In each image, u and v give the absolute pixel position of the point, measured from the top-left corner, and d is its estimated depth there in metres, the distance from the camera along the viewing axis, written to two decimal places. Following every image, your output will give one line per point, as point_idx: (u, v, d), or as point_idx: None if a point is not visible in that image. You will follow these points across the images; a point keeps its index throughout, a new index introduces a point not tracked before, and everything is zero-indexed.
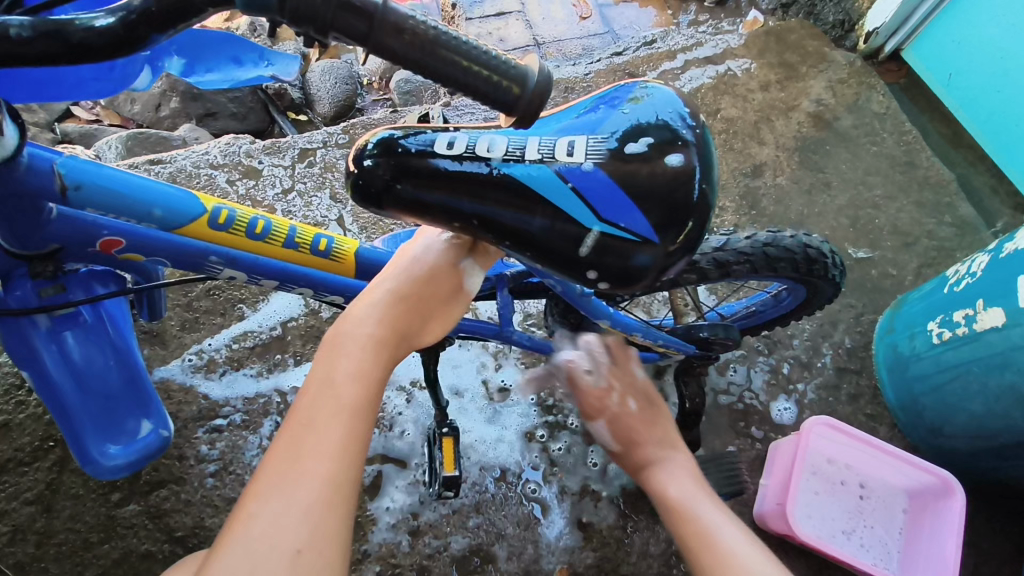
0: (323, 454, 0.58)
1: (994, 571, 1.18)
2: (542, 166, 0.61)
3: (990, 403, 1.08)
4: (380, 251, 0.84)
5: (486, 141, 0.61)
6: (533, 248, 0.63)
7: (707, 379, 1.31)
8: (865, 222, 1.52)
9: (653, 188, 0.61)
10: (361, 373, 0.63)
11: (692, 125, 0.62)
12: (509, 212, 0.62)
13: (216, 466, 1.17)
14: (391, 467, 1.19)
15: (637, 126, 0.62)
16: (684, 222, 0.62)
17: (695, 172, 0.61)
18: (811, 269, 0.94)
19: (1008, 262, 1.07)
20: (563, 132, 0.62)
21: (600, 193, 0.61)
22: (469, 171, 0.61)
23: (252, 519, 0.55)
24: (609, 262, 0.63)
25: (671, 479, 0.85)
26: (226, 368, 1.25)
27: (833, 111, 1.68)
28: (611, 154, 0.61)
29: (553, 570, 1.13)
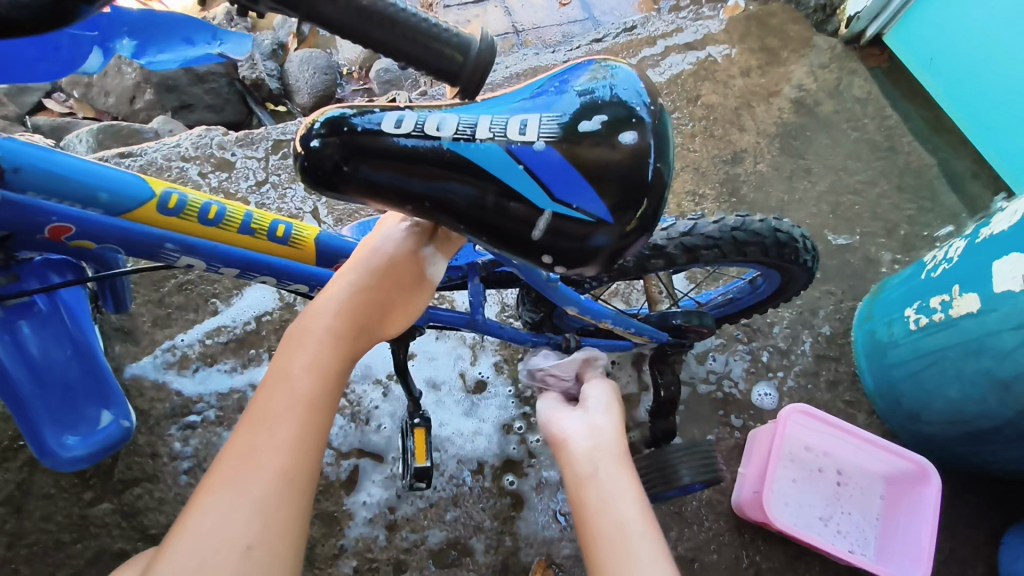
0: (276, 448, 0.56)
1: (971, 555, 1.19)
2: (493, 143, 0.59)
3: (965, 389, 1.07)
4: (343, 239, 0.83)
5: (436, 119, 0.60)
6: (487, 230, 0.62)
7: (685, 368, 1.31)
8: (845, 209, 1.51)
9: (608, 167, 0.59)
10: (317, 365, 0.62)
11: (648, 103, 0.61)
12: (461, 191, 0.60)
13: (190, 464, 1.15)
14: (368, 461, 1.18)
15: (591, 103, 0.60)
16: (639, 204, 0.60)
17: (650, 151, 0.60)
18: (782, 255, 0.93)
19: (984, 247, 1.06)
20: (516, 111, 0.61)
21: (554, 171, 0.59)
22: (418, 150, 0.59)
23: (202, 514, 0.54)
24: (564, 244, 0.61)
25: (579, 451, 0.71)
26: (200, 364, 1.23)
27: (814, 97, 1.66)
28: (563, 133, 0.59)
29: (532, 562, 1.12)
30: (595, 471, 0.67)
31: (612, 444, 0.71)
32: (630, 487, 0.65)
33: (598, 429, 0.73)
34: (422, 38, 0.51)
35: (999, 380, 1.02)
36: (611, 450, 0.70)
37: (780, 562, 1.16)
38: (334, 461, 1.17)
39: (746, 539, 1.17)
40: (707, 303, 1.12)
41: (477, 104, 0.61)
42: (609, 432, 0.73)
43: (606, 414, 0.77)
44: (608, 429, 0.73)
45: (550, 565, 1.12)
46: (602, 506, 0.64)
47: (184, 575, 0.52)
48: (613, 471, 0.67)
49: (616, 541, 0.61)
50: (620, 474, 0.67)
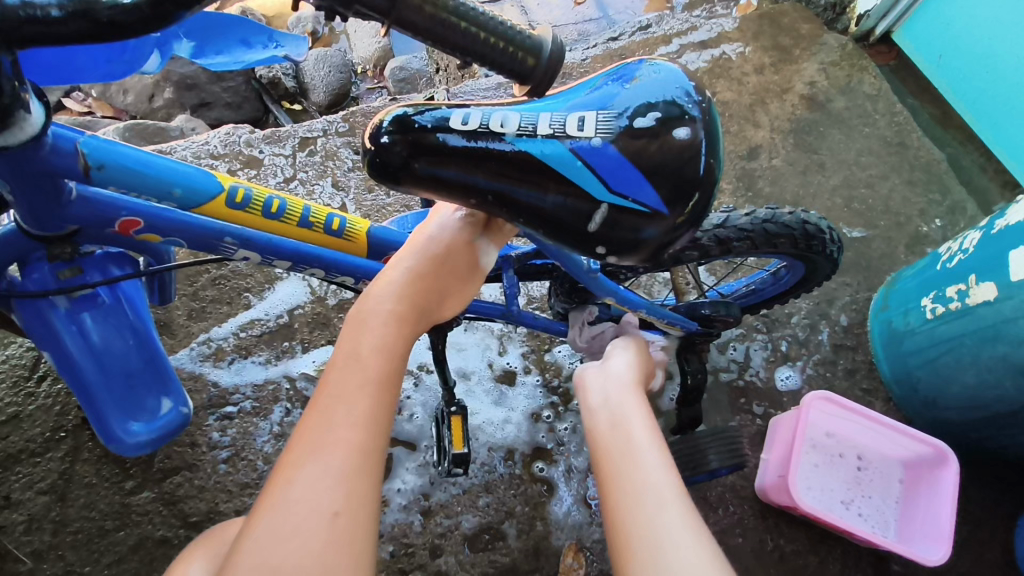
0: (353, 423, 0.59)
1: (986, 536, 1.23)
2: (554, 140, 0.62)
3: (982, 375, 1.11)
4: (392, 231, 0.86)
5: (500, 116, 0.62)
6: (546, 222, 0.65)
7: (707, 358, 1.34)
8: (859, 202, 1.55)
9: (662, 163, 0.62)
10: (384, 346, 0.64)
11: (698, 100, 0.64)
12: (522, 185, 0.63)
13: (228, 453, 1.18)
14: (401, 449, 1.21)
15: (646, 102, 0.63)
16: (691, 196, 0.64)
17: (702, 147, 0.63)
18: (810, 246, 0.96)
19: (999, 238, 1.10)
20: (574, 108, 0.63)
21: (612, 167, 0.62)
22: (484, 147, 0.62)
23: (288, 484, 0.57)
24: (618, 235, 0.65)
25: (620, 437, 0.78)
26: (235, 356, 1.26)
27: (826, 93, 1.70)
28: (621, 130, 0.62)
29: (563, 546, 1.16)
30: (612, 396, 0.83)
31: (624, 381, 0.86)
32: (640, 409, 0.81)
33: (612, 368, 0.89)
34: (499, 41, 0.54)
35: (1016, 364, 1.05)
36: (625, 380, 0.86)
37: (803, 545, 1.20)
38: None
39: (770, 523, 1.21)
40: (731, 294, 1.15)
41: (536, 101, 0.64)
42: (621, 371, 0.88)
43: (627, 357, 0.92)
44: (623, 368, 0.89)
45: (581, 548, 1.15)
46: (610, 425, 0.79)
47: (277, 540, 0.55)
48: (625, 395, 0.83)
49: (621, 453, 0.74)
50: (631, 397, 0.83)
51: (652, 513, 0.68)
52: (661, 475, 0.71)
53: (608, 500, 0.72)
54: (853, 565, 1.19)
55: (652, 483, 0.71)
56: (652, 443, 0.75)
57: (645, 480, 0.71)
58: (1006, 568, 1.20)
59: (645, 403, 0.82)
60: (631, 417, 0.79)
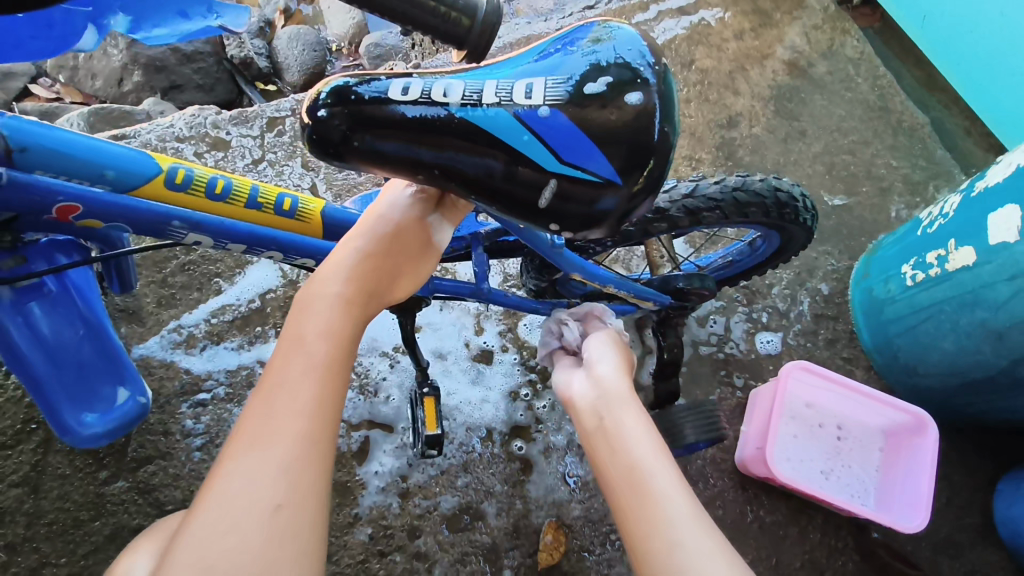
0: (296, 412, 0.59)
1: (966, 501, 1.23)
2: (499, 109, 0.60)
3: (961, 341, 1.10)
4: (348, 211, 0.84)
5: (442, 86, 0.60)
6: (496, 195, 0.63)
7: (686, 331, 1.32)
8: (841, 169, 1.52)
9: (614, 130, 0.59)
10: (331, 330, 0.64)
11: (652, 62, 0.61)
12: (467, 156, 0.61)
13: (202, 440, 1.17)
14: (378, 432, 1.20)
15: (596, 67, 0.60)
16: (646, 163, 0.61)
17: (656, 112, 0.60)
18: (782, 215, 0.94)
19: (978, 201, 1.07)
20: (522, 76, 0.61)
21: (561, 135, 0.60)
22: (425, 116, 0.59)
23: (229, 478, 0.56)
24: (571, 208, 0.62)
25: (592, 401, 0.77)
26: (207, 342, 1.24)
27: (808, 58, 1.66)
28: (569, 97, 0.60)
29: (542, 524, 1.15)
30: (608, 417, 0.74)
31: (616, 392, 0.77)
32: (637, 424, 0.72)
33: (600, 379, 0.80)
34: (429, 2, 0.51)
35: (994, 330, 1.04)
36: (617, 392, 0.77)
37: (783, 515, 1.20)
38: (344, 433, 1.19)
39: (750, 494, 1.21)
40: (707, 266, 1.13)
41: (483, 71, 0.62)
42: (613, 381, 0.79)
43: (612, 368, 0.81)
44: (610, 377, 0.79)
45: (561, 525, 1.15)
46: (612, 452, 0.70)
47: (218, 534, 0.54)
48: (621, 416, 0.73)
49: (631, 482, 0.67)
50: (630, 416, 0.73)
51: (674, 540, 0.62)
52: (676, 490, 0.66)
53: (624, 527, 0.66)
54: (833, 533, 1.19)
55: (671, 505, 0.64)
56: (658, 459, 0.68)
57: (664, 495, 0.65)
58: (985, 532, 1.21)
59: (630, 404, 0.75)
60: (637, 449, 0.69)
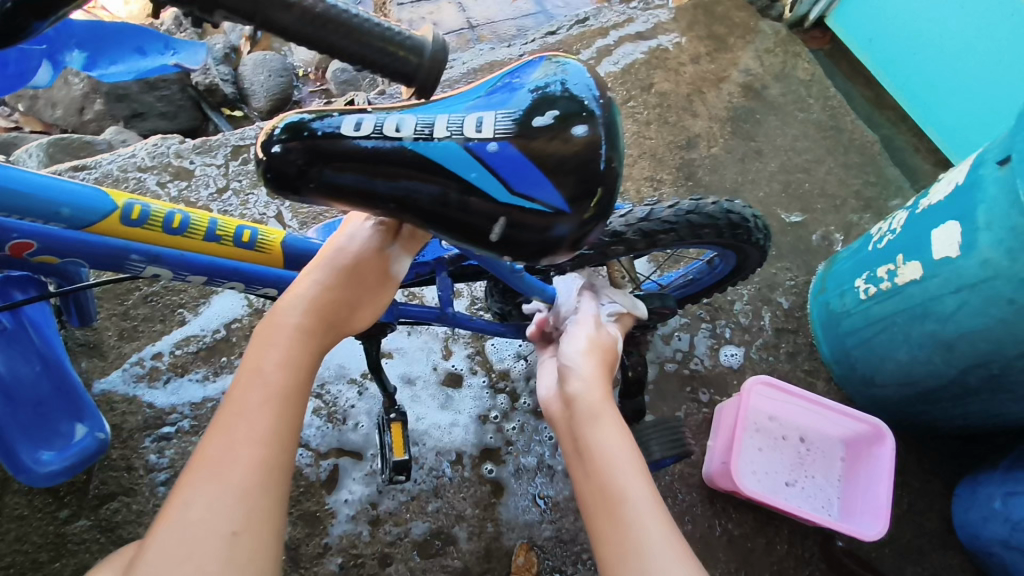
0: (254, 440, 0.59)
1: (925, 508, 1.27)
2: (450, 141, 0.61)
3: (914, 352, 1.13)
4: (309, 241, 0.84)
5: (394, 120, 0.61)
6: (449, 225, 0.64)
7: (652, 349, 1.34)
8: (796, 187, 1.58)
9: (563, 161, 0.62)
10: (289, 361, 0.64)
11: (596, 95, 0.63)
12: (421, 188, 0.62)
13: (166, 475, 1.15)
14: (347, 459, 1.19)
15: (545, 99, 0.62)
16: (593, 192, 0.63)
17: (602, 142, 0.62)
18: (735, 234, 0.97)
19: (923, 218, 1.12)
20: (472, 111, 0.63)
21: (511, 168, 0.61)
22: (379, 151, 0.61)
23: (184, 507, 0.56)
24: (524, 236, 0.64)
25: (599, 472, 0.72)
26: (171, 375, 1.22)
27: (762, 80, 1.72)
28: (517, 128, 0.62)
29: (514, 546, 1.15)
30: (586, 432, 0.77)
31: (616, 468, 0.72)
32: (620, 439, 0.75)
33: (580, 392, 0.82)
34: (377, 42, 0.53)
35: (944, 341, 1.07)
36: (619, 470, 0.72)
37: (750, 527, 1.22)
38: (312, 462, 1.18)
39: (718, 508, 1.23)
40: (669, 285, 1.17)
41: (432, 105, 0.64)
42: (619, 462, 0.73)
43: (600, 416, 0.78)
44: (586, 389, 0.82)
45: (532, 547, 1.16)
46: (593, 463, 0.74)
47: (172, 563, 0.54)
48: (630, 487, 0.70)
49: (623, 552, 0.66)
50: (638, 491, 0.70)
51: (647, 558, 0.65)
52: (658, 520, 0.68)
53: None
54: (799, 543, 1.21)
55: (646, 523, 0.67)
56: (637, 479, 0.71)
57: (640, 527, 0.67)
58: (945, 536, 1.25)
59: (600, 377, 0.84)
60: (640, 515, 0.68)
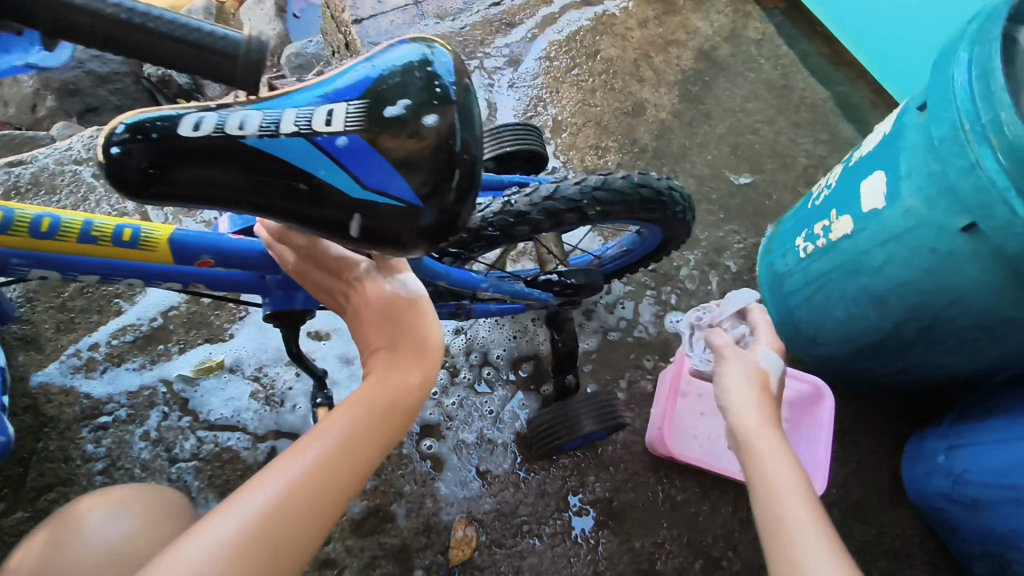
0: (328, 471, 0.60)
1: (874, 467, 1.25)
2: (298, 137, 0.56)
3: (850, 309, 1.11)
4: (195, 234, 0.81)
5: (238, 117, 0.56)
6: (308, 223, 0.59)
7: (595, 319, 1.33)
8: (745, 148, 1.54)
9: (415, 154, 0.56)
10: (384, 409, 0.66)
11: (449, 83, 0.58)
12: (274, 187, 0.57)
13: (104, 464, 1.15)
14: (284, 441, 1.19)
15: (397, 87, 0.57)
16: (449, 182, 0.57)
17: (454, 129, 0.56)
18: (648, 211, 0.89)
19: (854, 171, 1.09)
20: (324, 100, 0.58)
21: (363, 163, 0.56)
22: (221, 148, 0.55)
23: (257, 499, 0.57)
24: (384, 235, 0.59)
25: (769, 487, 0.71)
26: (107, 365, 1.22)
27: (712, 41, 1.68)
28: (368, 120, 0.56)
29: (453, 520, 1.15)
30: (755, 449, 0.76)
31: (785, 483, 0.71)
32: (783, 458, 0.74)
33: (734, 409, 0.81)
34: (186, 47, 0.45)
35: (875, 295, 1.05)
36: (782, 483, 0.71)
37: (694, 493, 1.21)
38: (250, 446, 1.18)
39: (661, 475, 1.22)
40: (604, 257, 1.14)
41: (284, 95, 0.58)
42: (785, 478, 0.71)
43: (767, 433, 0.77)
44: (740, 409, 0.81)
45: (471, 520, 1.16)
46: (776, 472, 0.72)
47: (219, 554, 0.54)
48: (784, 501, 0.69)
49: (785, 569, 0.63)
50: (793, 506, 0.68)
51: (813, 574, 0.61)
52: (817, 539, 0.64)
53: None
54: (744, 507, 1.20)
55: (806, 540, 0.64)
56: (792, 496, 0.69)
57: (802, 545, 0.64)
58: (894, 494, 1.23)
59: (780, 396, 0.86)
60: (798, 528, 0.66)
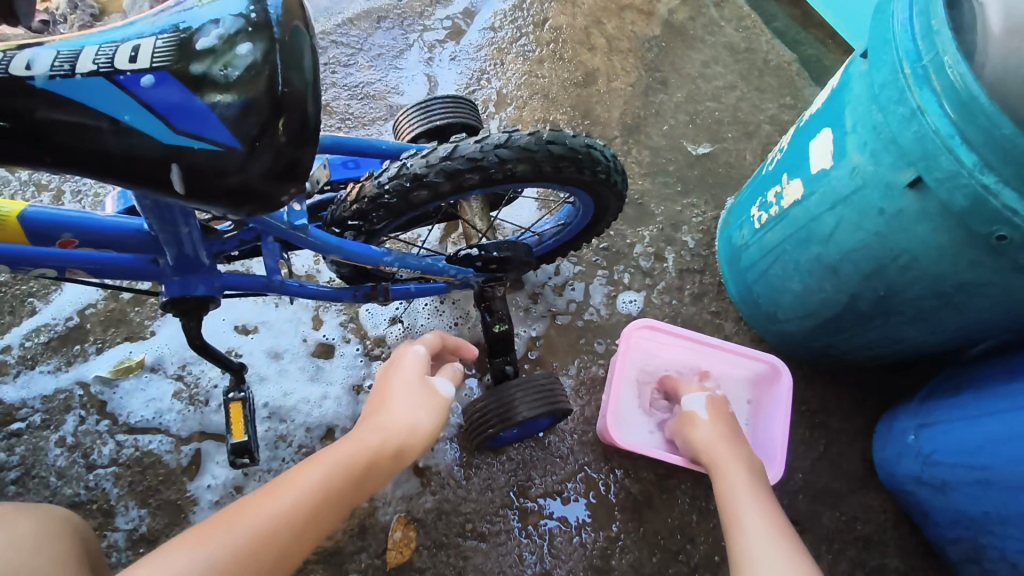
0: (325, 493, 0.64)
1: (843, 448, 1.17)
2: (96, 76, 0.50)
3: (804, 279, 1.03)
4: (45, 209, 0.75)
5: (26, 57, 0.50)
6: (123, 179, 0.53)
7: (543, 302, 1.25)
8: (705, 116, 1.45)
9: (232, 90, 0.52)
10: (386, 443, 0.71)
11: (273, 11, 0.53)
12: (74, 136, 0.50)
13: (17, 473, 1.08)
14: (210, 443, 1.12)
15: (211, 19, 0.53)
16: (276, 123, 0.53)
17: (277, 61, 0.52)
18: (558, 168, 0.84)
19: (803, 130, 1.00)
20: (128, 37, 0.52)
21: (174, 104, 0.51)
22: (6, 90, 0.49)
23: (252, 517, 0.59)
24: (211, 184, 0.53)
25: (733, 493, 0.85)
26: (20, 368, 1.15)
27: (669, 5, 1.58)
28: (178, 55, 0.52)
29: (390, 522, 1.08)
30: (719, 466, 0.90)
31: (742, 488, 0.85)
32: (740, 470, 0.88)
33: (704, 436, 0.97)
34: None
35: (828, 264, 0.97)
36: (736, 487, 0.86)
37: (649, 482, 1.13)
38: (172, 449, 1.11)
39: (614, 465, 1.14)
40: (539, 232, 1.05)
41: (85, 35, 0.53)
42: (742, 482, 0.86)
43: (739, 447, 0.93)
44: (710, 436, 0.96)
45: (410, 521, 1.08)
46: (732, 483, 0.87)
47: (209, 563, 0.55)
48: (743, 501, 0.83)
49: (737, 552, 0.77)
50: (750, 507, 0.82)
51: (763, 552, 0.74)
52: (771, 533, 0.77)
53: None
54: (703, 496, 1.12)
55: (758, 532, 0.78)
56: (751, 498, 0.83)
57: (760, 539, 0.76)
58: (866, 477, 1.15)
59: (732, 434, 0.96)
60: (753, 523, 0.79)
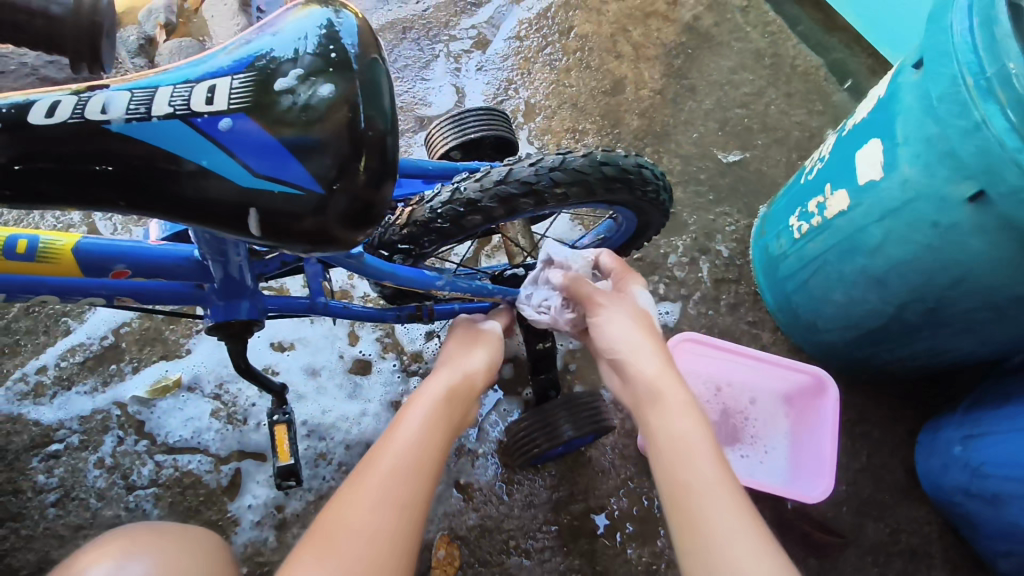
0: (428, 429, 0.73)
1: (885, 459, 1.16)
2: (173, 119, 0.50)
3: (850, 292, 1.02)
4: (99, 241, 0.74)
5: (102, 100, 0.50)
6: (198, 220, 0.52)
7: None
8: (734, 124, 1.44)
9: (312, 130, 0.50)
10: (453, 379, 0.81)
11: (351, 49, 0.53)
12: (151, 178, 0.50)
13: (57, 495, 1.07)
14: (249, 462, 1.11)
15: (286, 56, 0.52)
16: (355, 163, 0.51)
17: (356, 99, 0.51)
18: (611, 189, 0.83)
19: (847, 143, 0.99)
20: (203, 77, 0.52)
21: (251, 145, 0.50)
22: (84, 135, 0.49)
23: (386, 459, 0.68)
24: (287, 225, 0.52)
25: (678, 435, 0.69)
26: (57, 389, 1.14)
27: (694, 11, 1.57)
28: (254, 95, 0.51)
29: (433, 539, 1.07)
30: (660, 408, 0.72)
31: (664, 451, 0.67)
32: (670, 420, 0.70)
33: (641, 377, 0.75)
34: None
35: (876, 276, 0.96)
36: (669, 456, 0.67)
37: None
38: (212, 469, 1.10)
39: None
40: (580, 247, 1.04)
41: (159, 74, 0.53)
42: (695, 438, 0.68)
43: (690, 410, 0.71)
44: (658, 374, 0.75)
45: (454, 538, 1.07)
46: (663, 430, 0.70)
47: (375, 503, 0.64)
48: (689, 466, 0.65)
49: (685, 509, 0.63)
50: (700, 468, 0.65)
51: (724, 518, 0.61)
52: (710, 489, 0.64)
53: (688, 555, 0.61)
54: None
55: (711, 490, 0.63)
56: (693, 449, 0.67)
57: (713, 502, 0.62)
58: (909, 488, 1.14)
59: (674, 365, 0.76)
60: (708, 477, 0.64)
